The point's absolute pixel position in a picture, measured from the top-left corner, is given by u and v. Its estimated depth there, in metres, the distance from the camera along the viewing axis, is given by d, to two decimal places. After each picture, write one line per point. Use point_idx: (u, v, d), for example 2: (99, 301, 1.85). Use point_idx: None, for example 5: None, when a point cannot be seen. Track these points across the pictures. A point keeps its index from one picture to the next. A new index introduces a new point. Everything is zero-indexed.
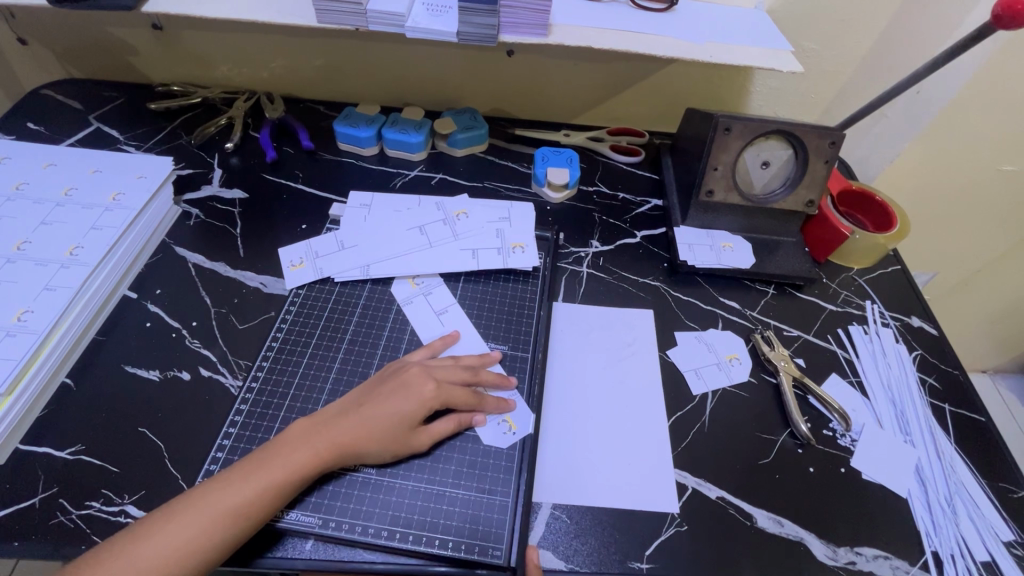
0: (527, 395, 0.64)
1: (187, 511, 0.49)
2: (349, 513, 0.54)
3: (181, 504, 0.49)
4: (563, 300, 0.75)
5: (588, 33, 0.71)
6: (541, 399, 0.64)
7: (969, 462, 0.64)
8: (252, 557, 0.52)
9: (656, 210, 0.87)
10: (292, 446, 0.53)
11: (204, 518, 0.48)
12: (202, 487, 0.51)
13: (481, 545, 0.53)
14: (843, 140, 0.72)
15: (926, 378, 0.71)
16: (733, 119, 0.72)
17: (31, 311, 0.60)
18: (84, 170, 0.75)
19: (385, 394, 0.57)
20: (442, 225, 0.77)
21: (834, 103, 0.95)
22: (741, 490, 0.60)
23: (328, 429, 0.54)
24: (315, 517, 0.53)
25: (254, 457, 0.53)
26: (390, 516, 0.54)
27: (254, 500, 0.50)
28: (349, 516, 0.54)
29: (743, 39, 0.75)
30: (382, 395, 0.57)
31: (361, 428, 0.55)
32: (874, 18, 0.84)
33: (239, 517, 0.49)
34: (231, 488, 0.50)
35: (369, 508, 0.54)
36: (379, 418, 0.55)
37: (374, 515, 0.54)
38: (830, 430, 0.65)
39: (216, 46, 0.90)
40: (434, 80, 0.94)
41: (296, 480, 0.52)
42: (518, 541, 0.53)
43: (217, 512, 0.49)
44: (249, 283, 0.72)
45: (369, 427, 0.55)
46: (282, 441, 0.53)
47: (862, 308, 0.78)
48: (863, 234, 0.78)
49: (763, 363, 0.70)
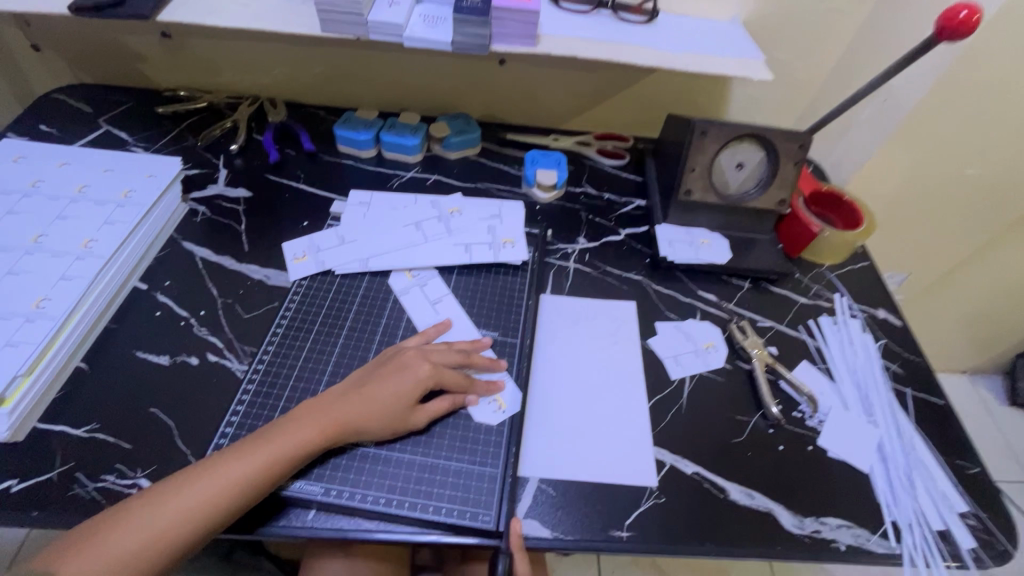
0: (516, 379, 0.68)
1: (200, 479, 0.52)
2: (349, 482, 0.58)
3: (193, 473, 0.53)
4: (550, 292, 0.79)
5: (574, 44, 0.76)
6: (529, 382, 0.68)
7: (927, 440, 0.69)
8: (259, 523, 0.55)
9: (639, 210, 0.92)
10: (297, 423, 0.57)
11: (216, 486, 0.52)
12: (213, 458, 0.54)
13: (472, 511, 0.57)
14: (810, 143, 0.77)
15: (889, 364, 0.76)
16: (709, 123, 0.78)
17: (49, 299, 0.64)
18: (96, 169, 0.79)
19: (384, 375, 0.61)
20: (436, 222, 0.82)
21: (807, 110, 1.01)
22: (715, 466, 0.64)
23: (332, 407, 0.58)
24: (317, 485, 0.57)
25: (260, 433, 0.56)
26: (388, 485, 0.58)
27: (261, 471, 0.53)
28: (349, 485, 0.57)
29: (718, 50, 0.80)
30: (382, 376, 0.61)
31: (363, 406, 0.59)
32: (841, 31, 0.90)
33: (250, 485, 0.53)
34: (242, 460, 0.54)
35: (368, 478, 0.58)
36: (380, 397, 0.60)
37: (373, 484, 0.58)
38: (799, 412, 0.70)
39: (222, 53, 0.95)
40: (429, 87, 0.99)
41: (302, 453, 0.56)
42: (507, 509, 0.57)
43: (227, 482, 0.52)
44: (254, 275, 0.76)
45: (370, 405, 0.59)
46: (289, 419, 0.57)
47: (832, 301, 0.83)
48: (832, 231, 0.84)
49: (737, 350, 0.75)
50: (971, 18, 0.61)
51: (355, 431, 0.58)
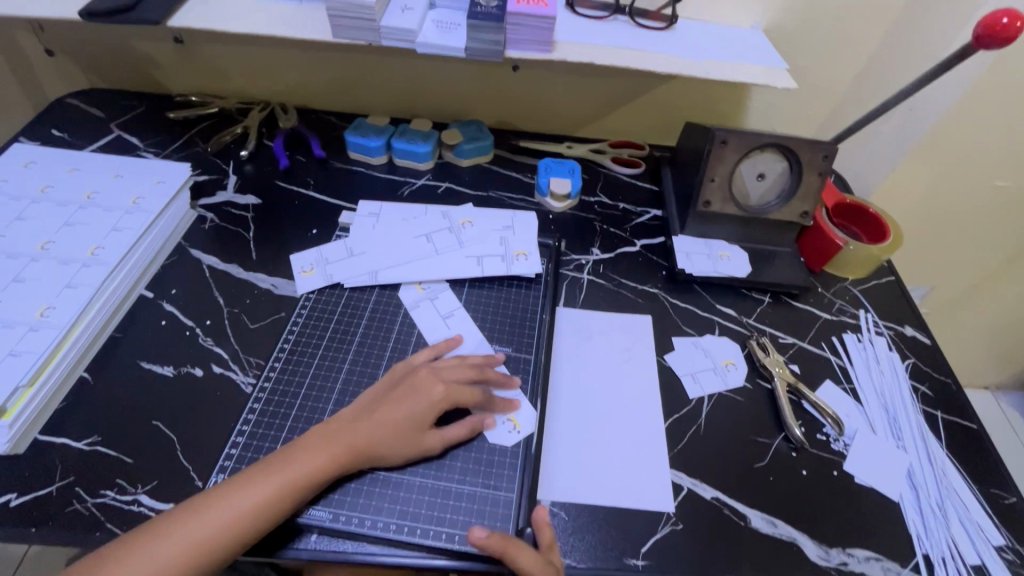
0: (529, 396, 0.65)
1: (210, 508, 0.51)
2: (358, 507, 0.56)
3: (199, 504, 0.51)
4: (564, 305, 0.77)
5: (590, 50, 0.74)
6: (543, 402, 0.66)
7: (962, 469, 0.65)
8: (271, 549, 0.54)
9: (655, 220, 0.90)
10: (312, 449, 0.55)
11: (227, 515, 0.50)
12: (224, 485, 0.53)
13: None
14: (836, 154, 0.75)
15: (919, 386, 0.73)
16: (730, 132, 0.75)
17: (54, 308, 0.63)
18: (106, 175, 0.78)
19: (399, 396, 0.60)
20: (447, 233, 0.80)
21: (830, 119, 0.98)
22: (736, 492, 0.61)
23: (345, 431, 0.57)
24: (326, 511, 0.55)
25: (274, 458, 0.54)
26: (398, 511, 0.56)
27: (274, 499, 0.52)
28: (359, 511, 0.55)
29: (740, 57, 0.78)
30: (395, 398, 0.59)
31: (378, 430, 0.57)
32: (867, 37, 0.87)
33: (262, 514, 0.51)
34: (254, 488, 0.52)
35: (378, 503, 0.56)
36: (393, 420, 0.58)
37: (383, 510, 0.56)
38: (824, 435, 0.67)
39: (234, 58, 0.94)
40: (441, 93, 0.97)
41: (315, 480, 0.54)
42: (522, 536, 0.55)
43: (239, 511, 0.51)
44: (261, 284, 0.74)
45: (386, 430, 0.57)
46: (300, 444, 0.55)
47: (856, 317, 0.80)
48: (857, 245, 0.81)
49: (758, 369, 0.72)
50: (1011, 24, 0.58)
51: (370, 455, 0.56)
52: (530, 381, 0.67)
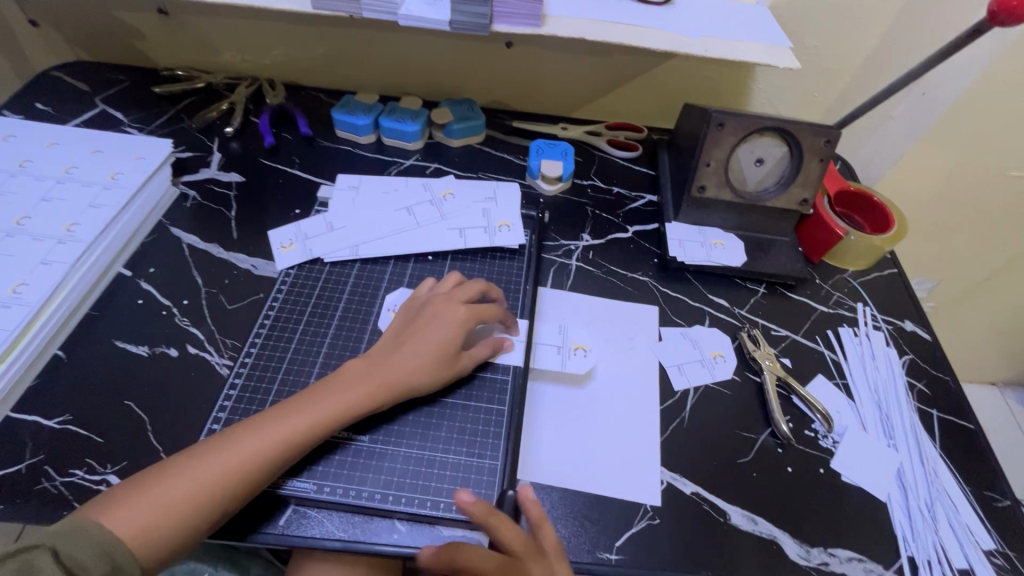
0: (514, 364, 0.64)
1: (243, 438, 0.50)
2: (343, 478, 0.54)
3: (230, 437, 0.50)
4: (549, 286, 0.75)
5: (582, 24, 0.71)
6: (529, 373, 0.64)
7: (955, 470, 0.63)
8: (254, 532, 0.52)
9: (649, 206, 0.87)
10: (341, 386, 0.55)
11: (259, 442, 0.50)
12: (251, 420, 0.52)
13: None
14: (839, 138, 0.71)
15: (915, 383, 0.70)
16: (727, 114, 0.72)
17: (26, 284, 0.62)
18: (85, 149, 0.77)
19: (426, 324, 0.60)
20: (429, 206, 0.78)
21: (838, 103, 0.93)
22: (716, 486, 0.60)
23: (381, 360, 0.57)
24: (310, 483, 0.54)
25: (307, 394, 0.54)
26: (383, 481, 0.54)
27: (304, 434, 0.52)
28: (343, 481, 0.54)
29: (741, 35, 0.74)
30: (419, 329, 0.60)
31: (421, 357, 0.58)
32: (879, 15, 0.82)
33: (314, 430, 0.52)
34: (280, 420, 0.52)
35: (362, 474, 0.55)
36: (428, 339, 0.59)
37: (367, 480, 0.54)
38: (812, 431, 0.65)
39: (220, 31, 0.92)
40: (432, 70, 0.94)
41: (390, 388, 0.56)
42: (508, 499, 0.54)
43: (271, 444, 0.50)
44: (240, 265, 0.73)
45: (414, 358, 0.57)
46: (336, 379, 0.56)
47: (854, 310, 0.77)
48: (858, 235, 0.77)
49: (747, 362, 0.70)
50: None
51: (434, 368, 0.58)
52: (513, 350, 0.65)
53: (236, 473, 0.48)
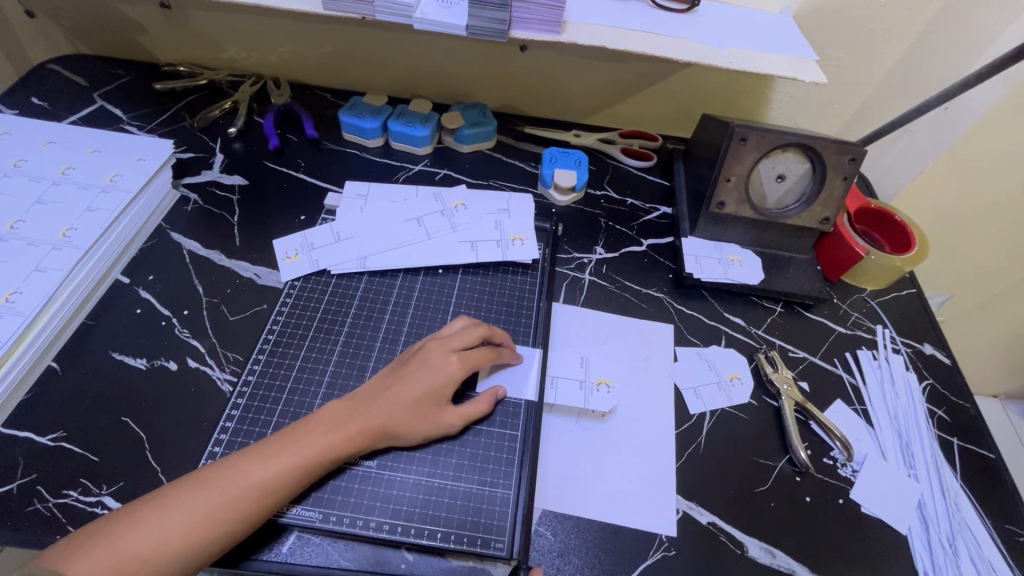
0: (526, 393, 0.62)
1: (215, 483, 0.47)
2: (349, 507, 0.52)
3: (207, 479, 0.48)
4: (562, 302, 0.73)
5: (603, 33, 0.68)
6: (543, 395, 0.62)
7: (976, 503, 0.61)
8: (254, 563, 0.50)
9: (664, 218, 0.85)
10: (323, 428, 0.52)
11: (229, 490, 0.47)
12: (233, 459, 0.50)
13: (483, 537, 0.52)
14: (864, 157, 0.69)
15: (935, 411, 0.68)
16: (750, 129, 0.69)
17: (19, 293, 0.59)
18: (83, 150, 0.74)
19: (411, 370, 0.56)
20: (439, 217, 0.76)
21: (858, 116, 0.91)
22: (734, 517, 0.58)
23: (367, 400, 0.54)
24: (316, 511, 0.52)
25: (284, 434, 0.52)
26: (391, 510, 0.52)
27: (282, 478, 0.49)
28: (350, 510, 0.52)
29: (767, 46, 0.71)
30: (405, 373, 0.56)
31: (402, 406, 0.54)
32: (905, 29, 0.80)
33: (292, 472, 0.49)
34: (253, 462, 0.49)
35: (369, 502, 0.53)
36: (418, 386, 0.55)
37: (375, 509, 0.52)
38: (831, 459, 0.63)
39: (224, 28, 0.88)
40: (443, 72, 0.91)
41: (376, 432, 0.53)
42: (520, 533, 0.52)
43: (250, 487, 0.48)
44: (243, 273, 0.70)
45: (395, 405, 0.54)
46: (312, 420, 0.53)
47: (873, 332, 0.75)
48: (879, 255, 0.75)
49: (765, 385, 0.68)
50: None
51: (421, 419, 0.55)
52: (521, 372, 0.63)
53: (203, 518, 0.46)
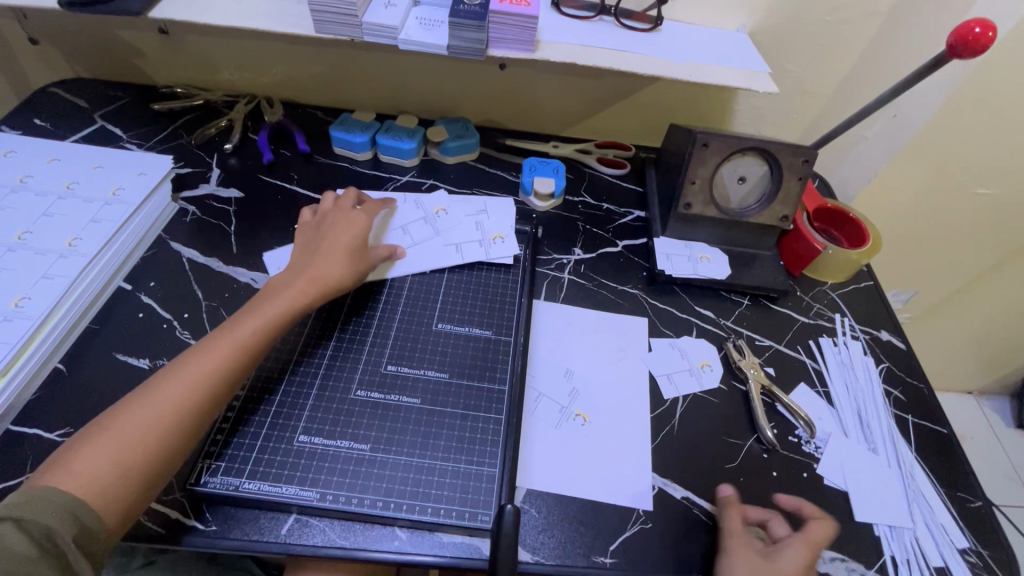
0: (506, 382, 0.66)
1: (188, 363, 0.55)
2: (345, 487, 0.56)
3: (178, 365, 0.55)
4: (543, 299, 0.78)
5: (573, 50, 0.74)
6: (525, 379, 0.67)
7: (930, 473, 0.66)
8: (256, 546, 0.53)
9: (638, 221, 0.90)
10: (266, 303, 0.62)
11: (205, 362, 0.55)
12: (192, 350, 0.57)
13: (471, 511, 0.55)
14: (815, 158, 0.75)
15: (891, 391, 0.74)
16: (711, 135, 0.76)
17: (28, 298, 0.63)
18: (86, 165, 0.78)
19: (326, 254, 0.68)
20: (422, 223, 0.80)
21: (815, 124, 0.98)
22: (706, 492, 0.62)
23: (297, 273, 0.66)
24: (314, 492, 0.55)
25: (233, 319, 0.60)
26: (384, 488, 0.56)
27: (249, 340, 0.58)
28: (346, 489, 0.55)
29: (724, 60, 0.78)
30: (325, 240, 0.69)
31: (333, 253, 0.68)
32: (851, 43, 0.87)
33: (253, 334, 0.59)
34: (213, 349, 0.56)
35: (364, 482, 0.56)
36: (338, 238, 0.70)
37: (369, 488, 0.56)
38: (796, 437, 0.67)
39: (220, 51, 0.94)
40: (428, 90, 0.97)
41: (319, 280, 0.65)
42: None
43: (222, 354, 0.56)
44: (240, 278, 0.74)
45: (327, 263, 0.66)
46: (256, 304, 0.62)
47: (833, 321, 0.81)
48: (835, 249, 0.81)
49: (733, 371, 0.73)
50: (984, 33, 0.58)
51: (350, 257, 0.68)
52: (505, 363, 0.68)
53: (177, 413, 0.52)
